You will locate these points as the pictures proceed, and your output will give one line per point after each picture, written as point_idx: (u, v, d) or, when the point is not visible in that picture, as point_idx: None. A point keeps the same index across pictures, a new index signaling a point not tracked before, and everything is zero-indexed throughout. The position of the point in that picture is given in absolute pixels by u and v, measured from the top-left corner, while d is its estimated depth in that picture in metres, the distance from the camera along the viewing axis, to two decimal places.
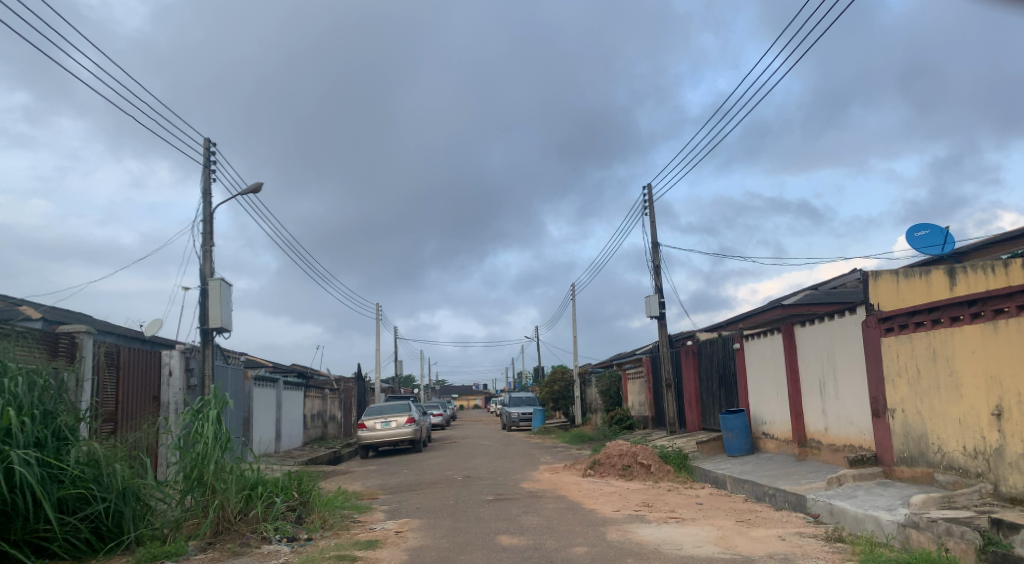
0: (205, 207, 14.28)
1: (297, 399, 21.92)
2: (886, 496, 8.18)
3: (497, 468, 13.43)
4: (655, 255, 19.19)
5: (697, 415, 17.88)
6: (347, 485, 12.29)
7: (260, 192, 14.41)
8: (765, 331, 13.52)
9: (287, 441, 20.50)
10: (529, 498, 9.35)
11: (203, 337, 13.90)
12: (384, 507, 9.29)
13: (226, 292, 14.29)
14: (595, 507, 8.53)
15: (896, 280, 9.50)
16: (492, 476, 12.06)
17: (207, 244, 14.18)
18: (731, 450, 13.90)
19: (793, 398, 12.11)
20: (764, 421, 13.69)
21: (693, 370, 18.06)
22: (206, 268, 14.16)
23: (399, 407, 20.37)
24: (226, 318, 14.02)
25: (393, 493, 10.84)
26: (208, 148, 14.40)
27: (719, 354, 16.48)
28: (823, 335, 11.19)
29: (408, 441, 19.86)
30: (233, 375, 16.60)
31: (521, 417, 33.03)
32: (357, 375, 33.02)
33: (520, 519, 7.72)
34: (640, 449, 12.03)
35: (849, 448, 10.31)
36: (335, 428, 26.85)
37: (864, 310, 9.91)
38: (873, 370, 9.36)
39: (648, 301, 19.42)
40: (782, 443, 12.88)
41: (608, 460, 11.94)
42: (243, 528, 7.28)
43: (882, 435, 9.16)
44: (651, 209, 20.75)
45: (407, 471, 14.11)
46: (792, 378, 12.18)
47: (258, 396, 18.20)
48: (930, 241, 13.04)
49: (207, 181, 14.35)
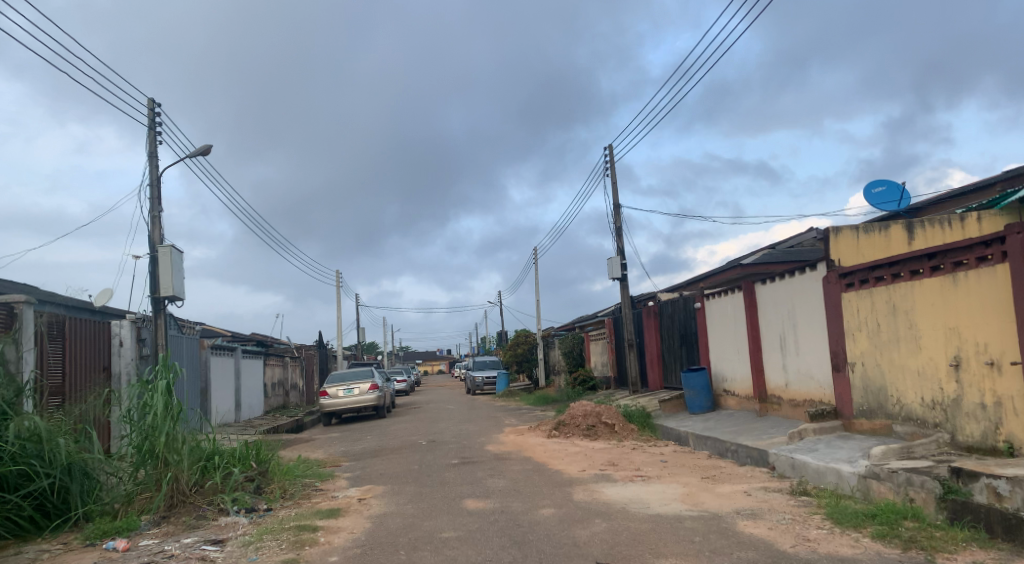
0: (151, 170, 13.58)
1: (256, 368, 21.44)
2: (847, 449, 8.33)
3: (461, 432, 13.33)
4: (618, 216, 19.08)
5: (659, 374, 18.06)
6: (309, 453, 12.04)
7: (209, 154, 13.75)
8: (726, 290, 13.57)
9: (246, 411, 20.07)
10: (494, 461, 9.26)
11: (153, 307, 13.34)
12: (347, 474, 9.09)
13: (177, 259, 13.71)
14: (561, 468, 8.48)
15: (856, 236, 9.53)
16: (457, 440, 11.96)
17: (154, 208, 13.54)
18: (692, 407, 14.07)
19: (754, 355, 12.23)
20: (726, 378, 13.85)
21: (654, 330, 18.17)
22: (154, 234, 13.53)
23: (361, 373, 20.09)
24: (178, 286, 13.47)
25: (357, 460, 10.66)
26: (152, 107, 13.63)
27: (680, 313, 16.57)
28: (783, 292, 11.25)
29: (371, 407, 19.64)
30: (188, 345, 16.06)
31: (486, 381, 33.08)
32: (318, 343, 32.53)
33: (486, 482, 7.61)
34: (604, 409, 12.05)
35: (810, 402, 10.47)
36: (296, 396, 26.45)
37: (824, 267, 9.94)
38: (833, 325, 9.44)
39: (611, 262, 19.38)
40: (742, 400, 13.06)
41: (572, 421, 11.93)
42: (199, 500, 6.97)
43: (842, 389, 9.29)
44: (613, 170, 20.60)
45: (371, 437, 13.92)
46: (753, 336, 12.28)
47: (215, 365, 17.70)
48: (886, 197, 13.17)
49: (152, 142, 13.62)
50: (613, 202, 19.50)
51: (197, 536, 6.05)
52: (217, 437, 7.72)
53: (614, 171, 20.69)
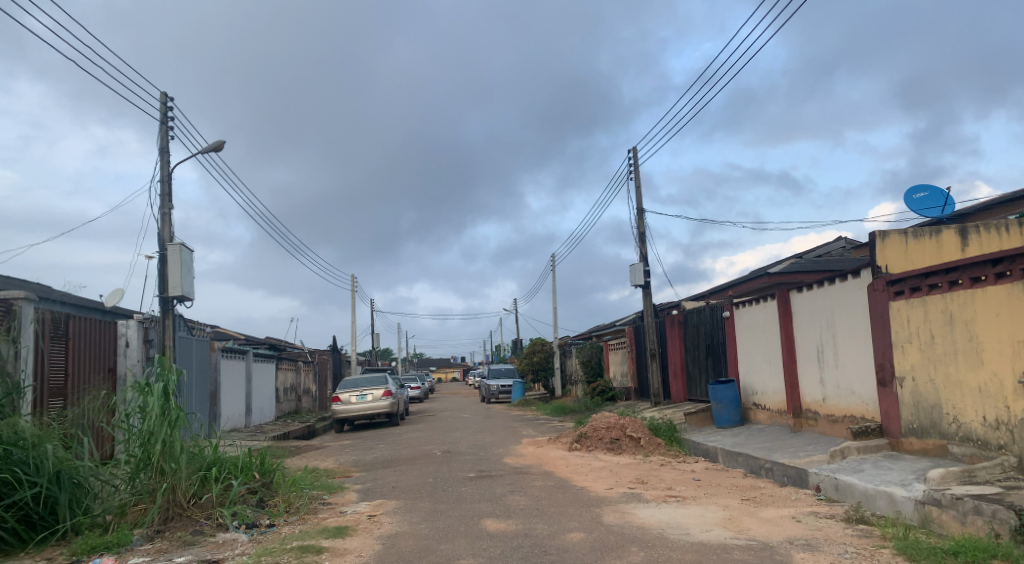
0: (163, 166, 13.21)
1: (268, 372, 21.03)
2: (898, 471, 7.68)
3: (478, 443, 12.77)
4: (641, 221, 18.49)
5: (682, 386, 17.42)
6: (319, 462, 11.54)
7: (222, 150, 13.35)
8: (758, 298, 12.94)
9: (257, 416, 19.65)
10: (514, 475, 8.70)
11: (162, 307, 12.96)
12: (358, 487, 8.57)
13: (187, 258, 13.32)
14: (586, 484, 7.89)
15: (904, 240, 8.87)
16: (474, 451, 11.39)
17: (165, 205, 13.15)
18: (719, 422, 13.42)
19: (788, 367, 11.57)
20: (756, 391, 13.20)
21: (678, 340, 17.52)
22: (164, 232, 13.15)
23: (375, 380, 19.60)
24: (187, 286, 13.09)
25: (368, 470, 10.13)
26: (165, 101, 13.26)
27: (707, 323, 15.93)
28: (822, 300, 10.60)
29: (384, 414, 19.14)
30: (198, 347, 15.65)
31: (501, 389, 32.54)
32: (332, 348, 32.17)
33: (506, 500, 7.04)
34: (629, 421, 11.43)
35: (851, 419, 9.81)
36: (308, 401, 26.01)
37: (870, 274, 9.29)
38: (879, 336, 8.78)
39: (633, 268, 18.79)
40: (774, 415, 12.40)
41: (595, 433, 11.33)
42: (197, 514, 6.47)
43: (889, 405, 8.63)
44: (636, 173, 20.00)
45: (384, 446, 13.40)
46: (787, 346, 11.63)
47: (225, 368, 17.30)
48: (929, 204, 12.50)
49: (164, 137, 13.26)
50: (636, 207, 18.90)
51: (191, 556, 5.54)
52: (219, 444, 7.23)
53: (637, 175, 20.10)
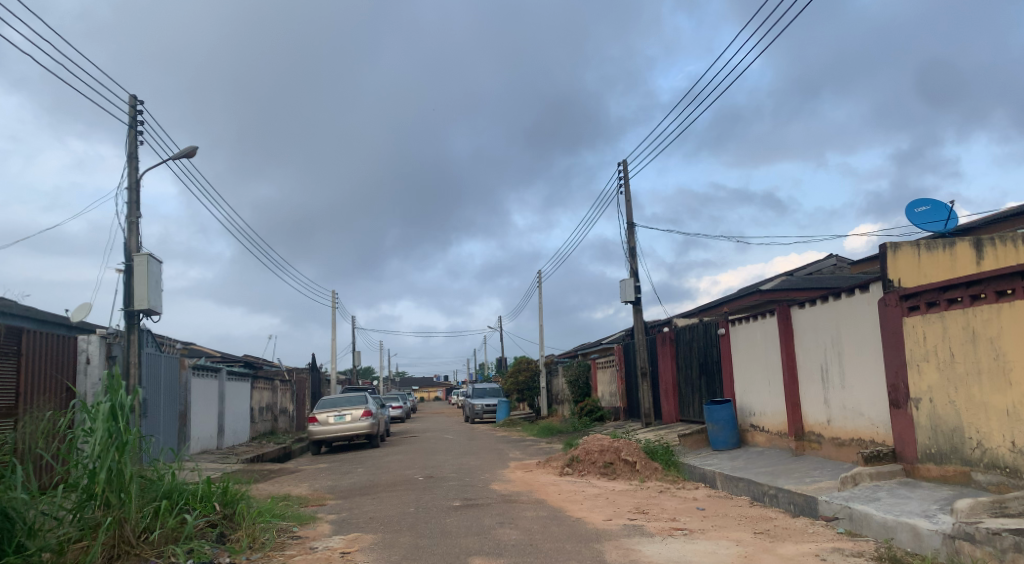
0: (131, 173, 12.51)
1: (243, 390, 20.16)
2: (917, 500, 7.11)
3: (462, 467, 12.05)
4: (631, 236, 17.99)
5: (674, 406, 16.85)
6: (291, 488, 10.76)
7: (194, 157, 12.69)
8: (756, 314, 12.43)
9: (230, 437, 18.76)
10: (503, 504, 8.01)
11: (127, 321, 12.18)
12: (332, 517, 7.84)
13: (155, 269, 12.58)
14: (582, 515, 7.22)
15: (917, 252, 8.43)
16: (458, 476, 10.66)
17: (132, 213, 12.43)
18: (715, 444, 12.85)
19: (790, 387, 11.04)
20: (754, 412, 12.64)
21: (670, 358, 16.97)
22: (131, 242, 12.41)
23: (355, 399, 18.80)
24: (154, 299, 12.33)
25: (344, 498, 9.39)
26: (134, 105, 12.57)
27: (700, 340, 15.38)
28: (827, 316, 10.10)
29: (364, 436, 18.33)
30: (167, 365, 14.81)
31: (485, 409, 31.78)
32: (311, 366, 31.28)
33: (495, 534, 6.36)
34: (624, 444, 10.79)
35: (859, 442, 9.26)
36: (286, 421, 25.08)
37: (879, 288, 8.83)
38: (892, 354, 8.27)
39: (623, 284, 18.27)
40: (774, 437, 11.84)
41: (587, 457, 10.68)
42: (147, 552, 5.71)
43: (902, 429, 8.10)
44: (627, 186, 19.55)
45: (363, 469, 12.63)
46: (788, 365, 11.11)
47: (197, 387, 16.45)
48: (932, 217, 12.09)
49: (132, 142, 12.56)
50: (627, 220, 18.43)
51: None
52: (177, 470, 6.49)
53: (627, 189, 19.66)
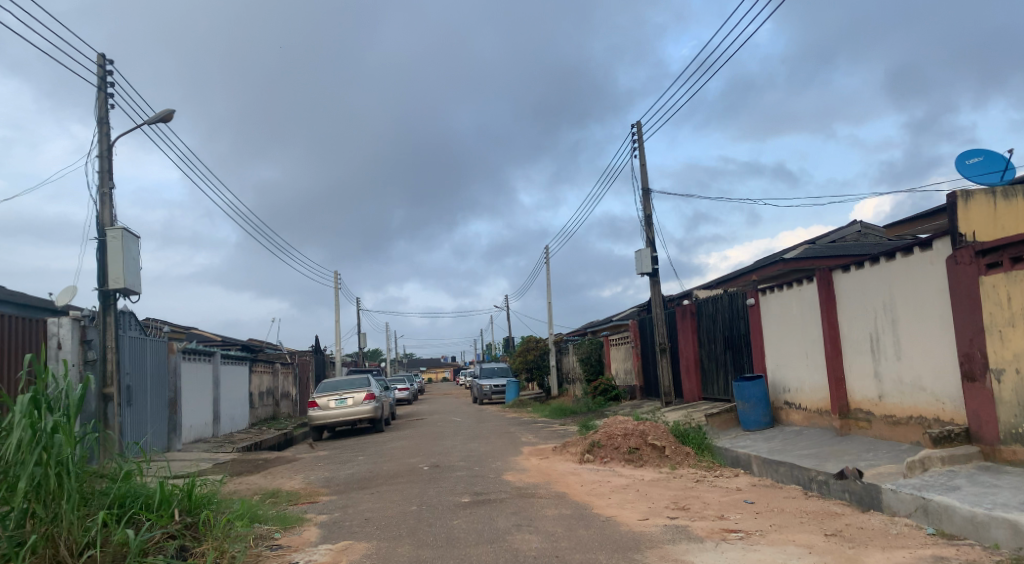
0: (102, 140, 11.32)
1: (240, 374, 19.18)
2: (1008, 489, 6.01)
3: (472, 454, 11.03)
4: (646, 204, 16.79)
5: (696, 383, 15.79)
6: (283, 481, 9.75)
7: (171, 121, 11.52)
8: (791, 281, 11.30)
9: (227, 423, 17.83)
10: (518, 500, 6.96)
11: (101, 302, 11.12)
12: (322, 518, 6.82)
13: (130, 245, 11.46)
14: (613, 514, 6.16)
15: (992, 201, 7.28)
16: (467, 465, 9.64)
17: (105, 183, 11.28)
18: (746, 424, 11.78)
19: (832, 360, 9.95)
20: (789, 389, 11.57)
21: (691, 333, 15.86)
22: (104, 215, 11.26)
23: (357, 382, 17.81)
24: (131, 277, 11.26)
25: (340, 493, 8.39)
26: (102, 65, 11.33)
27: (724, 312, 14.27)
28: (878, 279, 8.92)
29: (367, 420, 17.37)
30: (153, 349, 13.80)
31: (495, 390, 30.84)
32: (315, 348, 30.40)
33: (513, 541, 5.30)
34: (650, 426, 9.71)
35: (919, 420, 8.19)
36: (288, 406, 24.20)
37: (943, 244, 7.68)
38: (966, 320, 7.13)
39: (639, 255, 17.11)
40: (813, 415, 10.77)
41: (609, 442, 9.63)
42: None
43: (979, 405, 7.00)
44: (641, 150, 18.29)
45: (364, 458, 11.64)
46: (830, 335, 9.99)
47: (188, 372, 15.48)
48: (986, 168, 10.87)
49: (102, 107, 11.35)
50: (642, 187, 17.22)
51: None
52: (127, 474, 5.46)
53: (641, 154, 18.39)
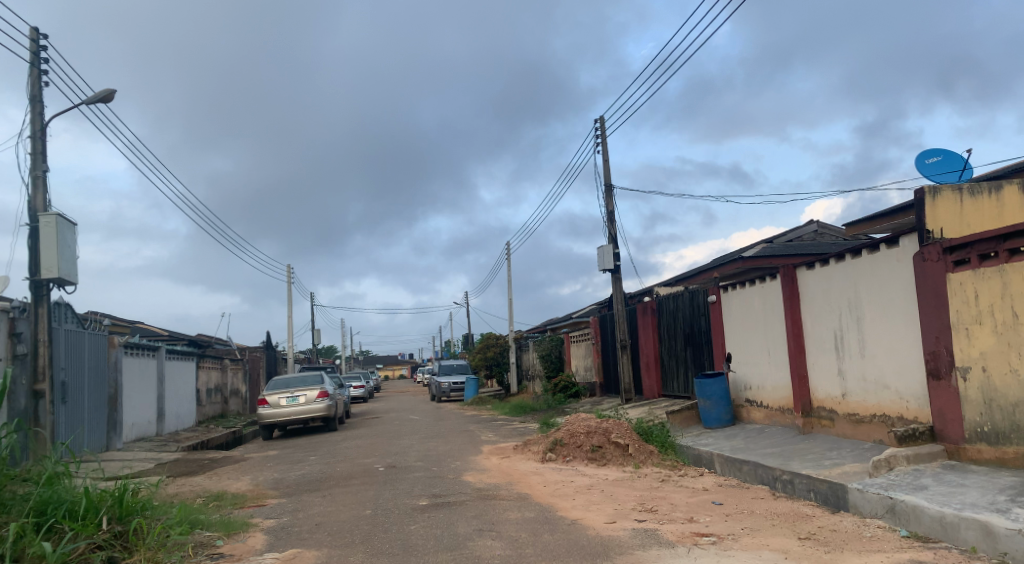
0: (35, 119, 10.52)
1: (186, 370, 18.35)
2: (976, 489, 5.94)
3: (429, 453, 10.64)
4: (609, 199, 16.63)
5: (656, 380, 15.72)
6: (228, 483, 9.22)
7: (112, 102, 10.79)
8: (753, 278, 11.25)
9: (172, 422, 17.02)
10: (479, 502, 6.63)
11: (33, 293, 10.33)
12: (269, 524, 6.36)
13: (65, 232, 10.68)
14: (579, 517, 5.88)
15: (958, 198, 7.27)
16: (425, 465, 9.26)
17: (38, 165, 10.48)
18: (708, 422, 11.69)
19: (795, 358, 9.91)
20: (750, 386, 11.52)
21: (652, 330, 15.76)
22: (36, 199, 10.46)
23: (310, 379, 17.22)
24: (66, 266, 10.51)
25: (290, 495, 7.92)
26: (35, 39, 10.52)
27: (686, 309, 14.19)
28: (843, 276, 8.87)
29: (320, 418, 16.79)
30: (92, 343, 13.01)
31: (453, 387, 30.44)
32: (267, 344, 29.49)
33: (475, 549, 4.96)
34: (613, 424, 9.49)
35: (883, 418, 8.17)
36: (238, 403, 23.38)
37: (910, 241, 7.63)
38: (933, 318, 7.09)
39: (601, 251, 16.94)
40: (775, 413, 10.73)
41: (571, 440, 9.38)
42: None
43: (944, 403, 6.97)
44: (604, 145, 18.12)
45: (316, 458, 11.14)
46: (794, 333, 9.94)
47: (130, 368, 14.68)
48: (944, 168, 10.98)
49: (35, 83, 10.54)
50: (605, 182, 17.05)
51: None
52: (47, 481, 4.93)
53: (604, 150, 18.22)
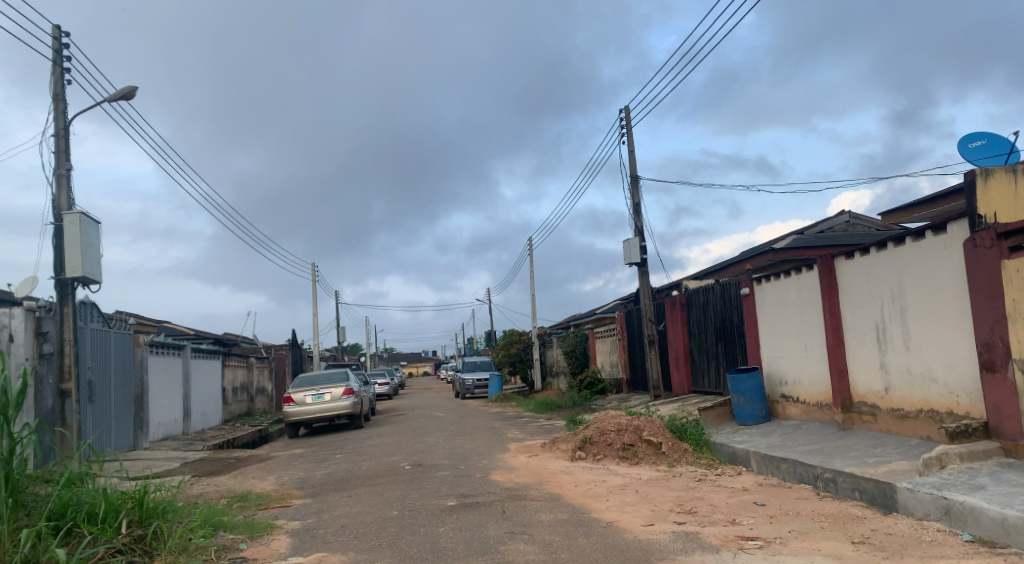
0: (58, 117, 10.47)
1: (212, 368, 18.38)
2: None
3: (456, 452, 10.43)
4: (635, 191, 16.27)
5: (686, 376, 15.36)
6: (253, 483, 9.10)
7: (134, 99, 10.72)
8: (788, 269, 10.85)
9: (199, 420, 17.05)
10: (509, 502, 6.40)
11: (58, 292, 10.29)
12: (294, 526, 6.19)
13: (89, 230, 10.61)
14: (615, 519, 5.61)
15: (1012, 180, 6.86)
16: (452, 464, 9.05)
17: (62, 164, 10.43)
18: (741, 418, 11.33)
19: (834, 352, 9.52)
20: (785, 381, 11.14)
21: (681, 324, 15.39)
22: (60, 198, 10.41)
23: (335, 377, 17.12)
24: (90, 265, 10.45)
25: (315, 495, 7.76)
26: (58, 37, 10.46)
27: (716, 303, 13.81)
28: (885, 265, 8.47)
29: (345, 416, 16.69)
30: (118, 342, 13.01)
31: (477, 383, 30.28)
32: (292, 342, 29.58)
33: (507, 553, 4.72)
34: (645, 422, 9.19)
35: (930, 414, 7.78)
36: (263, 402, 23.44)
37: (959, 227, 7.23)
38: (986, 308, 6.70)
39: (628, 245, 16.59)
40: (812, 408, 10.35)
41: (602, 438, 9.11)
42: None
43: (999, 398, 6.58)
44: (629, 136, 17.76)
45: (341, 456, 10.99)
46: (832, 325, 9.55)
47: (156, 367, 14.68)
48: (989, 152, 10.48)
49: (58, 81, 10.49)
50: (630, 174, 16.70)
51: None
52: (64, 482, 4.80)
53: (630, 141, 17.85)
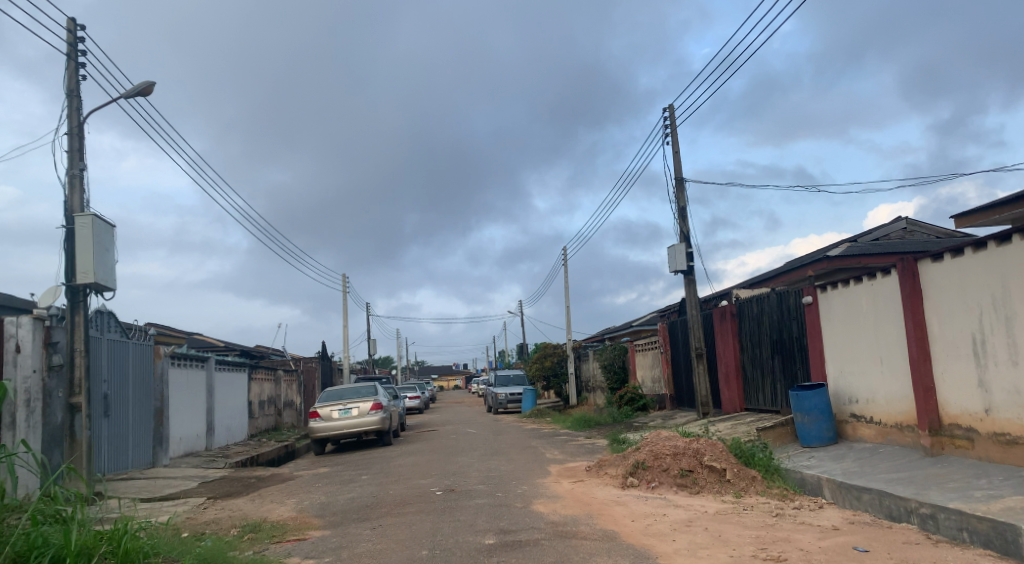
0: (72, 115, 9.94)
1: (238, 381, 17.77)
2: None
3: (492, 475, 9.50)
4: (681, 194, 15.28)
5: (737, 392, 14.24)
6: (270, 508, 8.28)
7: (151, 95, 10.15)
8: (859, 275, 9.77)
9: (222, 435, 16.39)
10: (558, 542, 5.45)
11: (69, 300, 9.69)
12: None
13: (102, 233, 10.01)
14: None
15: None
16: (489, 490, 8.14)
17: (76, 164, 9.88)
18: (807, 440, 10.20)
19: (920, 367, 8.39)
20: (856, 400, 10.01)
21: (732, 336, 14.30)
22: (72, 199, 9.84)
23: (363, 391, 16.37)
24: (103, 271, 9.83)
25: (336, 526, 6.90)
26: (72, 30, 9.94)
27: (772, 313, 12.69)
28: (985, 268, 7.37)
29: (373, 432, 15.91)
30: (136, 353, 12.39)
31: (510, 398, 29.34)
32: (322, 355, 29.02)
33: None
34: (704, 444, 8.20)
35: None
36: (292, 415, 22.84)
37: None
38: None
39: (673, 251, 15.56)
40: (890, 430, 9.22)
41: (656, 463, 8.12)
42: None
43: None
44: (673, 135, 16.80)
45: (368, 478, 10.15)
46: (916, 338, 8.43)
47: (177, 379, 14.06)
48: None
49: (73, 77, 9.95)
50: (675, 177, 15.73)
51: None
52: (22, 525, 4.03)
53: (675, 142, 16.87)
